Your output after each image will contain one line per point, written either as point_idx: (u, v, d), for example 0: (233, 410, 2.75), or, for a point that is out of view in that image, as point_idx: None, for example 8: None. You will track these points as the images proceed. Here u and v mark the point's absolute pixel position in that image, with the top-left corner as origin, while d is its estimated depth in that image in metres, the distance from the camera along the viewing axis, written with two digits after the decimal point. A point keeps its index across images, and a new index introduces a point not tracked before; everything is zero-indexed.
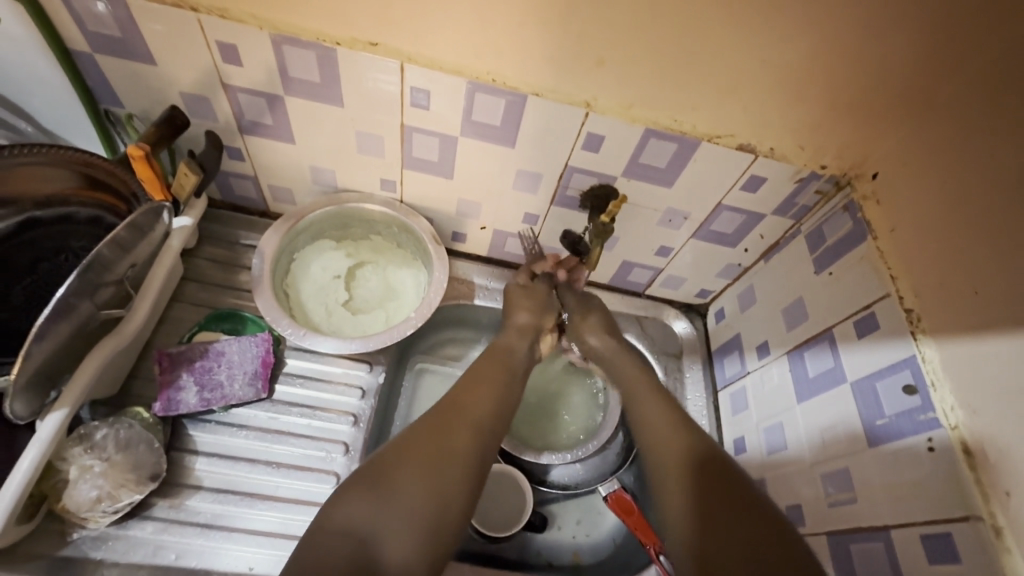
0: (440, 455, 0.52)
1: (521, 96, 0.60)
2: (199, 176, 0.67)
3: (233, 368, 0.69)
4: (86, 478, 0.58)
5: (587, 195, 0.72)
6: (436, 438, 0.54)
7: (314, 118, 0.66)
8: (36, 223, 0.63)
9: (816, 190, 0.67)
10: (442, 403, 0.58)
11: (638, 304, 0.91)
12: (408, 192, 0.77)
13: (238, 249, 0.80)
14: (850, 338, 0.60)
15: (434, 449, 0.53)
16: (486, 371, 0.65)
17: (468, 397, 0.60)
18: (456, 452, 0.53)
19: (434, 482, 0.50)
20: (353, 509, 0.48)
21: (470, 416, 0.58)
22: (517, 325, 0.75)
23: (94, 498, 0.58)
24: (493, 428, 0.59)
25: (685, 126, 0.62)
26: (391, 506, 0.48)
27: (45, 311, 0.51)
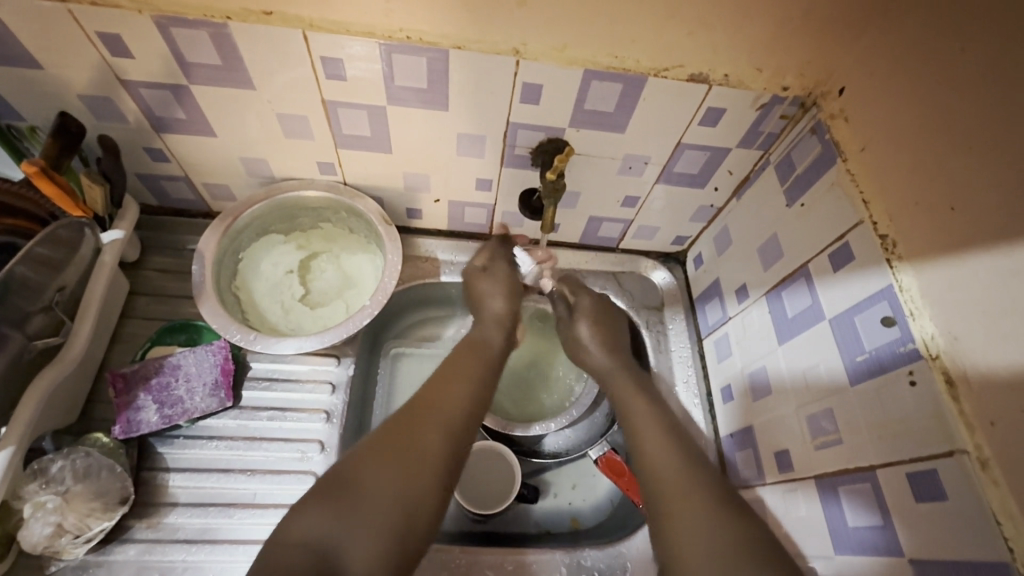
0: (406, 456, 0.50)
1: (442, 52, 0.55)
2: (106, 187, 0.64)
3: (192, 380, 0.67)
4: (38, 516, 0.56)
5: (537, 151, 0.67)
6: (402, 442, 0.51)
7: (228, 106, 0.61)
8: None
9: (781, 116, 0.62)
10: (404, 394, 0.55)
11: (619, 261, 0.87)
12: (350, 172, 0.72)
13: (185, 255, 0.76)
14: (826, 272, 0.56)
15: (396, 453, 0.51)
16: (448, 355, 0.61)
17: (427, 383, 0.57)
18: (425, 454, 0.51)
19: (401, 488, 0.49)
20: (312, 518, 0.46)
21: (444, 416, 0.55)
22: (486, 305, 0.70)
23: (52, 533, 0.56)
24: (463, 414, 0.57)
25: (627, 61, 0.56)
26: (353, 513, 0.47)
27: None
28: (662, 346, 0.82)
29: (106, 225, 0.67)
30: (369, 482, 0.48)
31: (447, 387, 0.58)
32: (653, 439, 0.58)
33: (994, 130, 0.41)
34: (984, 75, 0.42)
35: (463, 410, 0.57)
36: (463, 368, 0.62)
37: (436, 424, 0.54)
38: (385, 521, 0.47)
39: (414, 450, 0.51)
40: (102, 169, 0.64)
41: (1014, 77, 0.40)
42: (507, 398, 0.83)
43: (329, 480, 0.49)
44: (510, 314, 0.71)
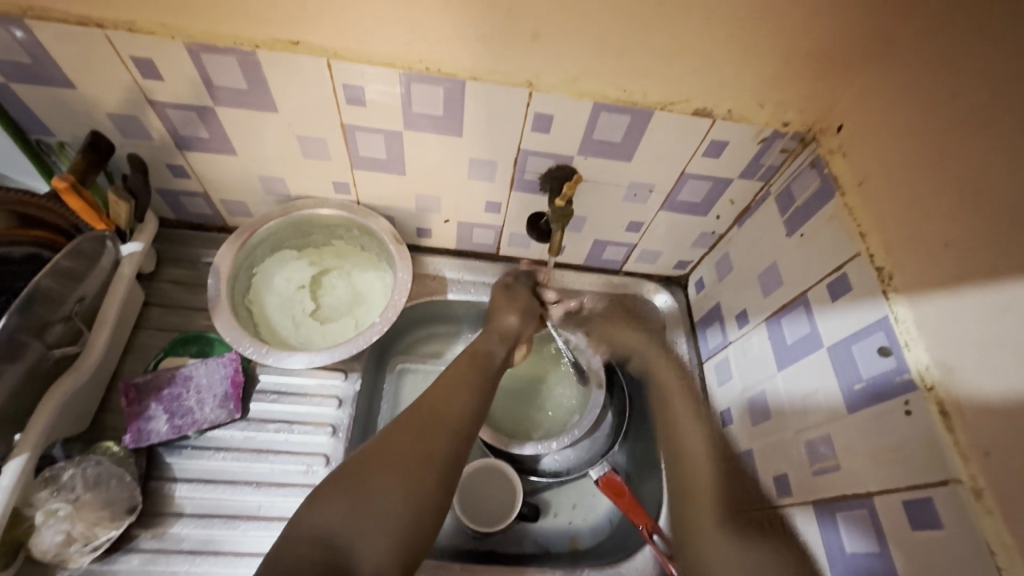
0: (412, 454, 0.52)
1: (459, 82, 0.57)
2: (131, 203, 0.66)
3: (203, 391, 0.68)
4: (50, 524, 0.57)
5: (546, 176, 0.70)
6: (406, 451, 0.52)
7: (251, 128, 0.64)
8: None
9: (781, 149, 0.64)
10: (417, 411, 0.57)
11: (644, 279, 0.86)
12: (363, 193, 0.74)
13: (199, 268, 0.78)
14: (824, 301, 0.58)
15: (401, 451, 0.52)
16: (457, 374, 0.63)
17: (438, 399, 0.59)
18: (432, 455, 0.53)
19: (409, 488, 0.50)
20: (325, 512, 0.48)
21: (450, 419, 0.57)
22: (501, 328, 0.74)
23: (62, 541, 0.57)
24: (472, 432, 0.58)
25: (635, 95, 0.59)
26: (363, 509, 0.48)
27: None
28: None
29: (126, 238, 0.69)
30: (377, 480, 0.50)
31: (450, 392, 0.61)
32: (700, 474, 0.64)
33: (987, 174, 0.44)
34: (978, 121, 0.45)
35: (469, 414, 0.59)
36: (465, 375, 0.64)
37: (441, 433, 0.55)
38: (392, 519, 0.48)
39: (419, 449, 0.53)
40: (128, 185, 0.67)
41: (1000, 134, 0.43)
42: (510, 408, 0.85)
43: (341, 476, 0.50)
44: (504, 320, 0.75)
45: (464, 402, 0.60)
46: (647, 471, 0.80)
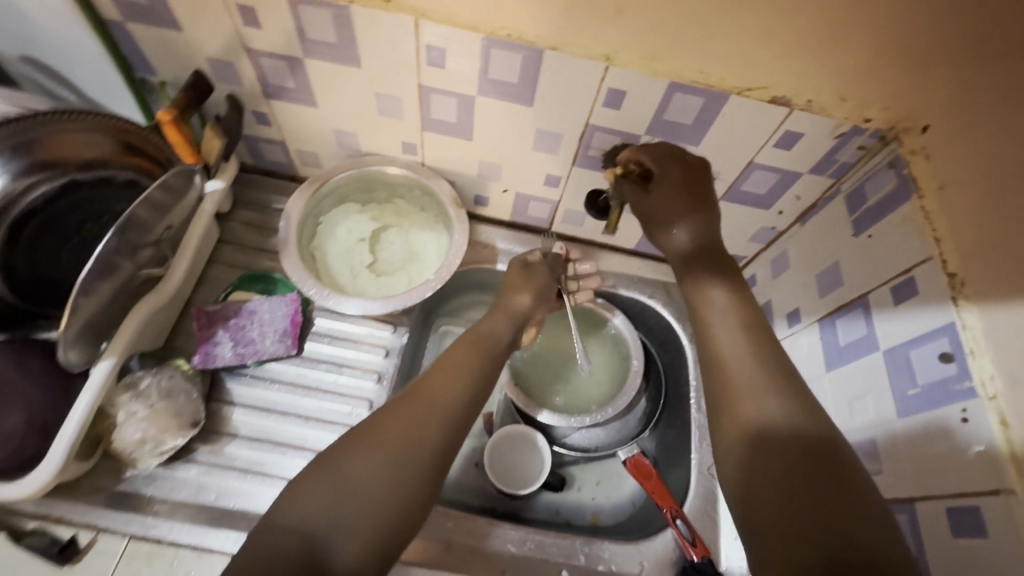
0: (392, 447, 0.53)
1: (538, 50, 0.58)
2: (224, 140, 0.70)
3: (265, 325, 0.73)
4: (131, 421, 0.62)
5: (609, 154, 0.71)
6: (388, 438, 0.53)
7: (334, 83, 0.67)
8: (69, 190, 0.61)
9: (858, 146, 0.62)
10: (409, 397, 0.57)
11: (699, 197, 0.64)
12: (429, 155, 0.77)
13: (269, 213, 0.83)
14: (886, 304, 0.57)
15: (380, 443, 0.53)
16: (459, 359, 0.63)
17: (428, 382, 0.59)
18: (412, 451, 0.53)
19: (392, 477, 0.51)
20: (303, 502, 0.49)
21: (438, 409, 0.57)
22: (510, 307, 0.72)
23: (139, 440, 0.62)
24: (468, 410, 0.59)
25: (712, 78, 0.58)
26: (341, 501, 0.49)
27: (88, 268, 0.55)
28: None
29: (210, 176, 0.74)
30: (355, 470, 0.51)
31: (441, 375, 0.60)
32: (740, 378, 0.53)
33: None
34: None
35: (459, 402, 0.59)
36: (463, 360, 0.63)
37: (427, 420, 0.56)
38: (366, 513, 0.49)
39: (399, 442, 0.53)
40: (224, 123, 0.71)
41: None
42: (536, 354, 0.87)
43: (320, 463, 0.52)
44: (513, 298, 0.73)
45: (462, 380, 0.61)
46: (676, 458, 0.81)
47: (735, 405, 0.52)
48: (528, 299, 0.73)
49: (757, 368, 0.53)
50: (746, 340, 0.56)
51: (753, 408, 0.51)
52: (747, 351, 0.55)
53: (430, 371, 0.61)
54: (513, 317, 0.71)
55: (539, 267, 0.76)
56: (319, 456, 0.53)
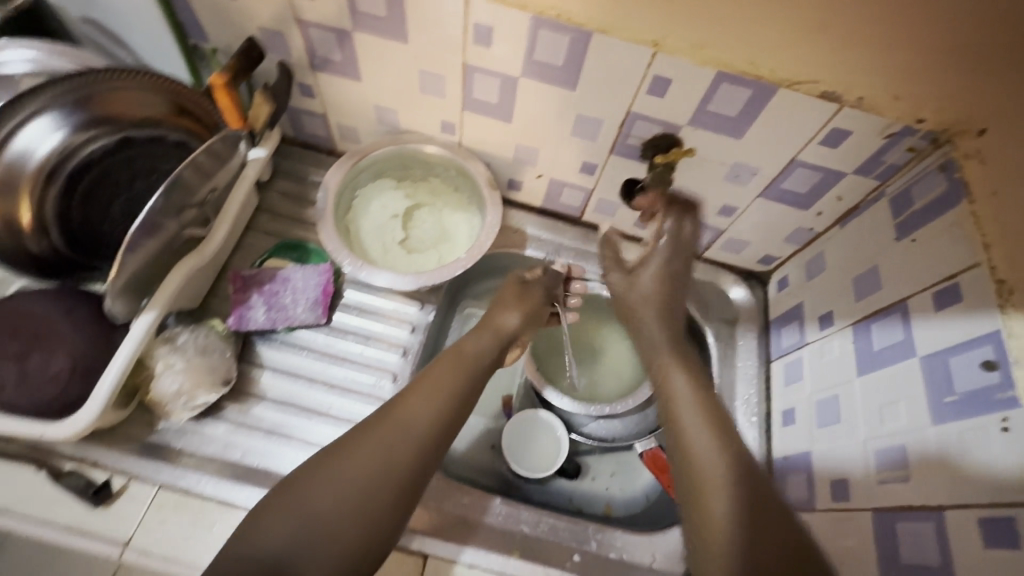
0: (359, 475, 0.53)
1: (585, 33, 0.58)
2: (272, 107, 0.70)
3: (298, 293, 0.74)
4: (168, 372, 0.64)
5: (648, 144, 0.70)
6: (355, 465, 0.54)
7: (380, 57, 0.68)
8: (124, 146, 0.62)
9: (907, 148, 0.61)
10: (381, 420, 0.57)
11: (671, 283, 0.74)
12: (468, 135, 0.77)
13: (306, 184, 0.85)
14: (926, 310, 0.55)
15: (346, 470, 0.54)
16: (439, 379, 0.62)
17: (403, 404, 0.59)
18: (379, 480, 0.54)
19: (356, 505, 0.52)
20: (269, 527, 0.51)
21: (409, 436, 0.57)
22: (498, 325, 0.71)
23: (175, 391, 0.64)
24: (442, 433, 0.59)
25: (762, 69, 0.57)
26: (305, 529, 0.51)
27: (134, 226, 0.56)
28: (728, 360, 0.83)
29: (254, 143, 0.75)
30: (319, 497, 0.52)
31: (416, 396, 0.60)
32: (709, 473, 0.55)
33: None
34: None
35: (433, 425, 0.59)
36: (442, 379, 0.62)
37: (396, 447, 0.56)
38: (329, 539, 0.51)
39: (367, 470, 0.54)
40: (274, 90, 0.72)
41: None
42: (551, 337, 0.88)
43: (288, 487, 0.53)
44: (503, 318, 0.72)
45: (438, 403, 0.60)
46: None
47: (700, 480, 0.55)
48: (517, 318, 0.72)
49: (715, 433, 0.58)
50: (711, 433, 0.58)
51: (715, 493, 0.53)
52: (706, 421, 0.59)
53: (407, 391, 0.60)
54: (500, 337, 0.71)
55: (534, 285, 0.76)
56: (289, 475, 0.55)
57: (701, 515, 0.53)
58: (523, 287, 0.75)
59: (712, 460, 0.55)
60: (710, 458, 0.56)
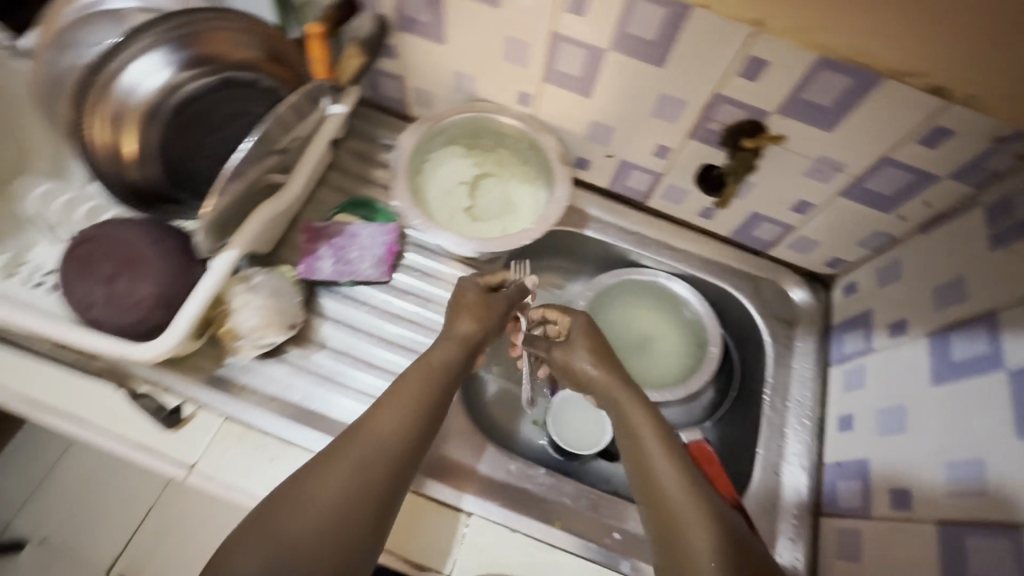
0: (332, 495, 0.51)
1: (685, 8, 0.57)
2: (360, 58, 0.69)
3: (365, 248, 0.76)
4: (244, 309, 0.65)
5: (730, 130, 0.69)
6: (328, 485, 0.52)
7: (468, 20, 0.68)
8: (221, 87, 0.65)
9: (1014, 155, 0.57)
10: (352, 436, 0.55)
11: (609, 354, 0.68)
12: (543, 108, 0.77)
13: (376, 145, 0.86)
14: (1019, 324, 0.53)
15: (319, 492, 0.51)
16: (408, 388, 0.60)
17: (373, 418, 0.57)
18: (358, 498, 0.52)
19: (334, 525, 0.50)
20: (239, 562, 0.47)
21: (384, 449, 0.55)
22: (457, 334, 0.66)
23: (252, 327, 0.66)
24: (417, 444, 0.57)
25: (868, 58, 0.54)
26: (281, 555, 0.47)
27: (224, 170, 0.57)
28: (783, 360, 0.81)
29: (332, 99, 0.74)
30: (292, 521, 0.49)
31: (386, 411, 0.58)
32: (678, 501, 0.54)
33: None
34: None
35: (409, 435, 0.57)
36: (413, 390, 0.60)
37: (370, 462, 0.54)
38: (309, 561, 0.48)
39: (341, 490, 0.52)
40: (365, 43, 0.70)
41: None
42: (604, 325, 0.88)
43: (258, 516, 0.50)
44: (458, 326, 0.67)
45: (414, 410, 0.59)
46: (741, 451, 0.80)
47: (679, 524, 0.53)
48: (474, 326, 0.67)
49: (685, 474, 0.57)
50: (674, 462, 0.57)
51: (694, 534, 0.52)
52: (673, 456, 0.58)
53: (376, 405, 0.59)
54: (467, 345, 0.66)
55: (499, 295, 0.71)
56: (251, 512, 0.51)
57: (682, 554, 0.52)
58: (485, 293, 0.71)
59: (687, 509, 0.54)
60: (678, 490, 0.55)
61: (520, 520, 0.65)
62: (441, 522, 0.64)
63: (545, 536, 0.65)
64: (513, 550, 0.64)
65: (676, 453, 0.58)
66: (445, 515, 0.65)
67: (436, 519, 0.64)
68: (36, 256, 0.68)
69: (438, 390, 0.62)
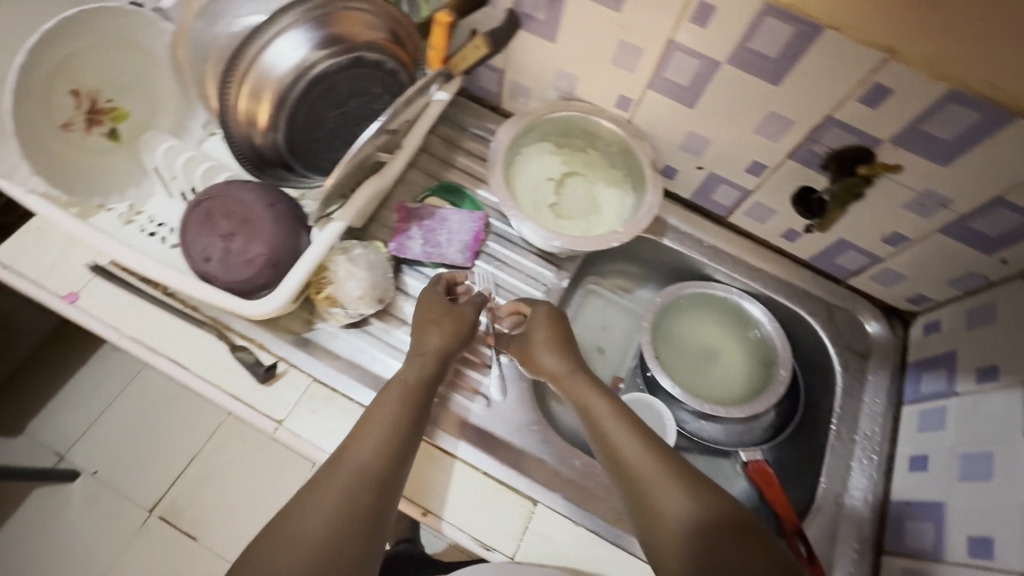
0: (317, 520, 0.52)
1: (816, 28, 0.56)
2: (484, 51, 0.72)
3: (452, 234, 0.78)
4: (345, 281, 0.69)
5: (835, 153, 0.68)
6: (313, 511, 0.53)
7: (585, 22, 0.69)
8: None
9: None
10: (333, 464, 0.57)
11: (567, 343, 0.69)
12: (641, 114, 0.78)
13: (465, 134, 0.88)
14: None
15: (305, 525, 0.52)
16: (383, 408, 0.62)
17: (351, 443, 0.59)
18: (345, 520, 0.53)
19: (323, 547, 0.50)
20: None
21: (366, 470, 0.56)
22: (428, 349, 0.66)
23: (352, 298, 0.69)
24: (397, 459, 0.58)
25: (1002, 93, 0.53)
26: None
27: (348, 154, 0.60)
28: (854, 393, 0.80)
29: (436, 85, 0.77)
30: (281, 550, 0.50)
31: (364, 437, 0.59)
32: (644, 478, 0.56)
33: None
34: None
35: (388, 455, 0.58)
36: (389, 413, 0.61)
37: (353, 483, 0.55)
38: None
39: (325, 513, 0.52)
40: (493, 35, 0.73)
41: None
42: (672, 336, 0.88)
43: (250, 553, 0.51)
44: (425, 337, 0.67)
45: (392, 429, 0.60)
46: (804, 477, 0.79)
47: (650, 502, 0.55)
48: (443, 340, 0.67)
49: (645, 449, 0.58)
50: (634, 435, 0.60)
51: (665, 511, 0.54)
52: (632, 431, 0.60)
53: (354, 430, 0.60)
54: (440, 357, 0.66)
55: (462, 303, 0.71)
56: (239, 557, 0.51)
57: (661, 532, 0.54)
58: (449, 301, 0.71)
59: (665, 496, 0.54)
60: (641, 463, 0.57)
61: (586, 515, 0.66)
62: (508, 506, 0.66)
63: (609, 535, 0.65)
64: (577, 544, 0.65)
65: (633, 427, 0.61)
66: (513, 500, 0.66)
67: (504, 504, 0.66)
68: (151, 208, 0.72)
69: (415, 405, 0.63)
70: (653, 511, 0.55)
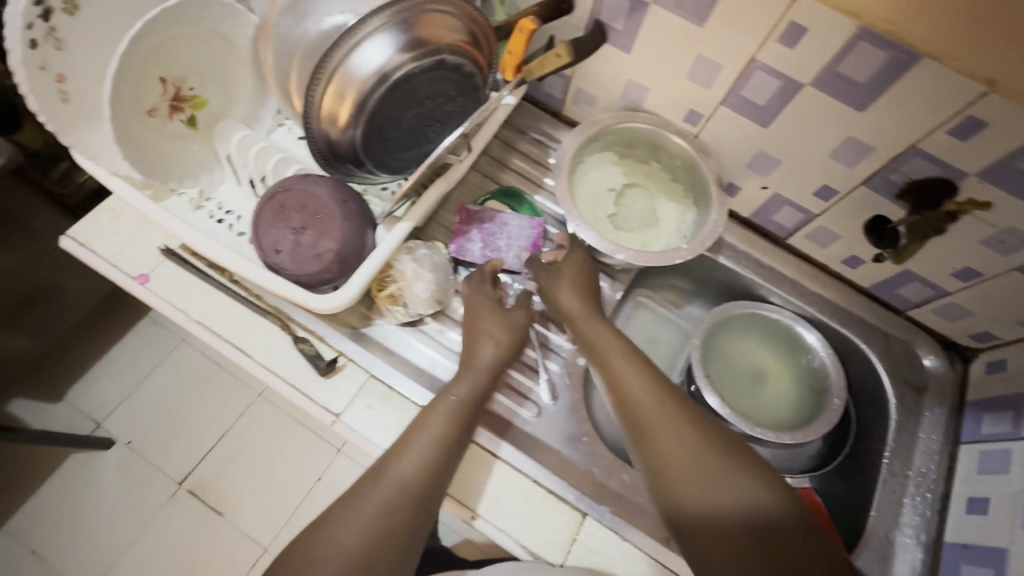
0: (359, 532, 0.54)
1: (913, 56, 0.55)
2: (564, 61, 0.70)
3: (512, 238, 0.78)
4: (411, 281, 0.70)
5: (914, 183, 0.66)
6: (355, 523, 0.54)
7: (664, 35, 0.68)
8: None
9: None
10: (376, 476, 0.58)
11: (591, 290, 0.74)
12: (709, 129, 0.77)
13: (524, 138, 0.88)
14: None
15: (348, 536, 0.53)
16: (428, 420, 0.61)
17: (395, 456, 0.59)
18: (385, 537, 0.54)
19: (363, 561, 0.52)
20: None
21: (407, 487, 0.57)
22: (483, 363, 0.66)
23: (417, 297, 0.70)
24: (438, 477, 0.59)
25: None
26: None
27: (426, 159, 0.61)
28: (908, 428, 0.78)
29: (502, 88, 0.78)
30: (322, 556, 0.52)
31: (405, 451, 0.59)
32: (643, 402, 0.62)
33: None
34: None
35: (430, 474, 0.58)
36: (438, 432, 0.61)
37: (394, 499, 0.56)
38: None
39: (367, 526, 0.54)
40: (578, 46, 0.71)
41: None
42: (722, 356, 0.87)
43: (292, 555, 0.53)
44: (480, 347, 0.67)
45: (436, 447, 0.60)
46: (853, 509, 0.78)
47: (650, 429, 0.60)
48: (497, 354, 0.67)
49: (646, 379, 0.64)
50: (637, 366, 0.65)
51: (664, 434, 0.59)
52: (640, 365, 0.65)
53: (397, 441, 0.61)
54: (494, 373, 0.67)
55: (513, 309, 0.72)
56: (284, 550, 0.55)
57: (657, 449, 0.59)
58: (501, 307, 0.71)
59: (663, 421, 0.60)
60: (641, 390, 0.63)
61: (634, 532, 0.65)
62: (557, 516, 0.66)
63: (656, 554, 0.64)
64: (624, 558, 0.64)
65: (635, 358, 0.66)
66: (562, 510, 0.66)
67: (552, 513, 0.66)
68: (219, 195, 0.74)
69: (461, 424, 0.62)
70: (652, 438, 0.60)
